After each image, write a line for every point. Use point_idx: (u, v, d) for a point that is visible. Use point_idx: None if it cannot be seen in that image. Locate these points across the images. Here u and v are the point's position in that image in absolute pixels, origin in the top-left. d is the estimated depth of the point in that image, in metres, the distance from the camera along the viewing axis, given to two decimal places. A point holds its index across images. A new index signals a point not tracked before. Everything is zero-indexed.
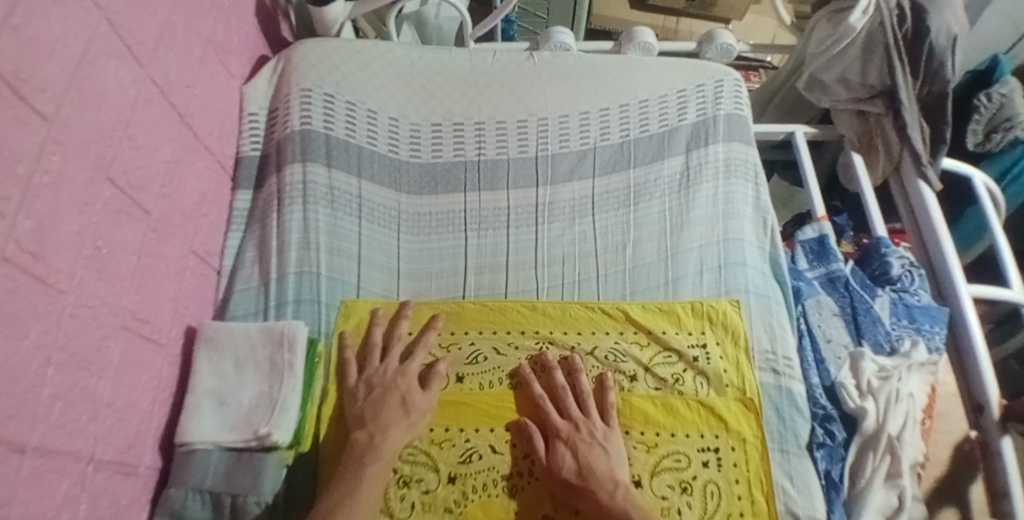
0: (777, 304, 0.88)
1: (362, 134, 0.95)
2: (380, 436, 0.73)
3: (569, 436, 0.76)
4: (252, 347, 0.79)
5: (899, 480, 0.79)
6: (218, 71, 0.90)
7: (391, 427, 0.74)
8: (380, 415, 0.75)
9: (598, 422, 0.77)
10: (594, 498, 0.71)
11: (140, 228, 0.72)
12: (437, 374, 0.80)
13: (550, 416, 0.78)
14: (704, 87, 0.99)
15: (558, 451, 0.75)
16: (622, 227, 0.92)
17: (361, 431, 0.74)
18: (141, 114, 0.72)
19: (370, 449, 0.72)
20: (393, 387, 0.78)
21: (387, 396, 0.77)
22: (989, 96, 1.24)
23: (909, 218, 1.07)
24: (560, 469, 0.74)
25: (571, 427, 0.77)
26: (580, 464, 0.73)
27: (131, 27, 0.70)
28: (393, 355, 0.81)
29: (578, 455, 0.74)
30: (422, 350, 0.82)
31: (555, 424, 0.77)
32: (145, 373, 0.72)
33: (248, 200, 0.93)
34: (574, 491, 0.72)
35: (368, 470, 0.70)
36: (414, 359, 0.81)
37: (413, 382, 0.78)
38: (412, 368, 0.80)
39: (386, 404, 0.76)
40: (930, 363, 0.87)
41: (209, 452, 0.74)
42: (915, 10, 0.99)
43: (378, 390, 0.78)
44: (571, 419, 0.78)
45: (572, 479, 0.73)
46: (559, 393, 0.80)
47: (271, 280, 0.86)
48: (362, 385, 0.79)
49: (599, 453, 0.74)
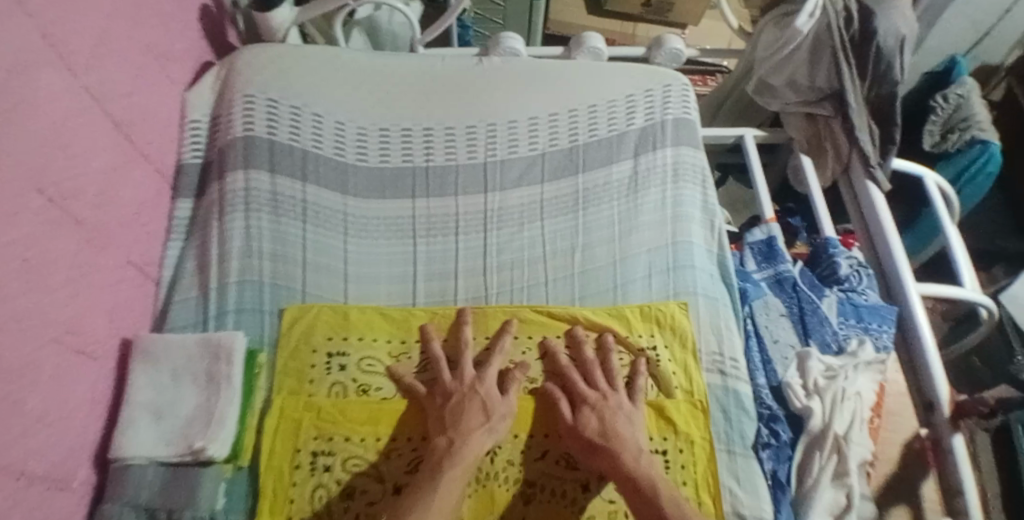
0: (724, 305, 0.89)
1: (307, 137, 0.94)
2: (460, 441, 0.73)
3: (596, 403, 0.77)
4: (189, 359, 0.78)
5: (847, 479, 0.79)
6: (159, 78, 0.89)
7: (470, 434, 0.74)
8: (461, 420, 0.75)
9: (622, 396, 0.78)
10: (616, 459, 0.72)
11: (74, 239, 0.70)
12: (514, 378, 0.80)
13: (576, 386, 0.79)
14: (653, 91, 1.00)
15: (585, 415, 0.76)
16: (571, 231, 0.92)
17: (442, 437, 0.74)
18: (77, 122, 0.71)
19: (449, 455, 0.72)
20: (471, 393, 0.77)
21: (466, 402, 0.77)
22: (946, 96, 1.25)
23: (859, 221, 1.08)
24: (584, 429, 0.75)
25: (598, 396, 0.78)
26: (605, 426, 0.74)
27: (66, 36, 0.69)
28: (468, 363, 0.81)
29: (603, 419, 0.75)
30: (498, 355, 0.81)
31: (582, 392, 0.78)
32: (78, 387, 0.70)
33: (188, 208, 0.92)
34: (595, 452, 0.73)
35: (444, 476, 0.69)
36: (490, 365, 0.80)
37: (492, 389, 0.78)
38: (489, 375, 0.79)
39: (467, 409, 0.76)
40: (878, 362, 0.87)
41: (143, 467, 0.72)
42: (863, 12, 0.99)
43: (455, 397, 0.77)
44: (598, 390, 0.79)
45: (596, 439, 0.74)
46: (590, 367, 0.81)
47: (210, 290, 0.85)
48: (445, 396, 0.78)
49: (624, 421, 0.75)
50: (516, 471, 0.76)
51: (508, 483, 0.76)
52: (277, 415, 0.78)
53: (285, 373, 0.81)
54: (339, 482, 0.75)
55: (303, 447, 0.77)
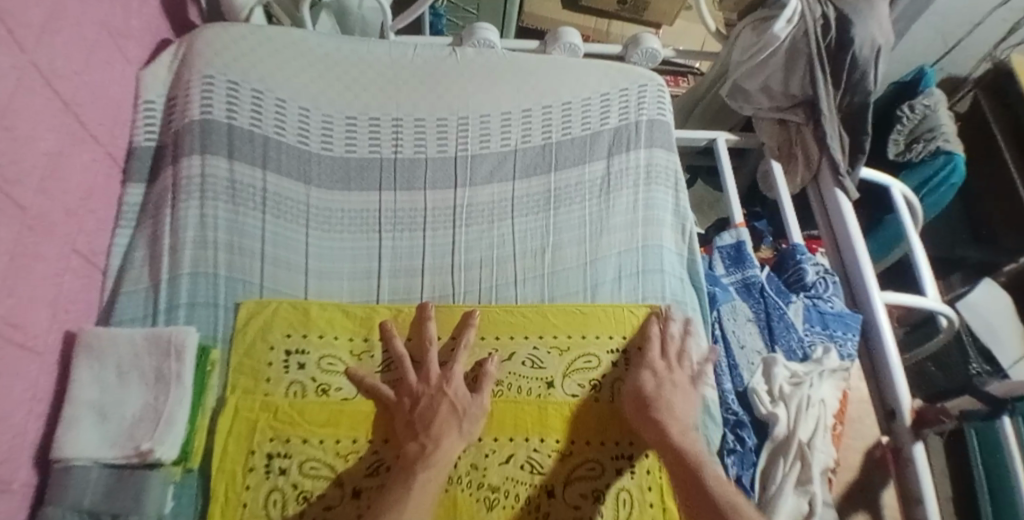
0: (693, 309, 0.89)
1: (269, 123, 0.90)
2: (432, 445, 0.71)
3: (660, 373, 0.79)
4: (137, 357, 0.73)
5: (810, 486, 0.79)
6: (113, 56, 0.84)
7: (443, 437, 0.72)
8: (431, 425, 0.73)
9: (683, 370, 0.80)
10: (664, 431, 0.73)
11: (15, 226, 0.65)
12: (487, 375, 0.78)
13: (649, 350, 0.81)
14: (628, 91, 0.99)
15: (646, 379, 0.78)
16: (542, 230, 0.91)
17: (413, 443, 0.72)
18: (21, 100, 0.65)
19: (422, 457, 0.70)
20: (440, 395, 0.75)
21: (436, 405, 0.75)
22: (912, 107, 1.27)
23: (826, 227, 1.09)
24: (642, 390, 0.77)
25: (666, 366, 0.80)
26: (660, 395, 0.76)
27: (14, 8, 0.64)
28: (434, 361, 0.79)
29: (662, 389, 0.77)
30: (463, 351, 0.79)
31: (651, 359, 0.80)
32: (19, 384, 0.66)
33: (140, 194, 0.87)
34: (647, 418, 0.75)
35: (419, 478, 0.68)
36: (458, 363, 0.78)
37: (460, 389, 0.76)
38: (456, 374, 0.77)
39: (438, 411, 0.74)
40: (842, 369, 0.88)
41: (87, 470, 0.68)
42: (839, 20, 0.99)
43: (424, 400, 0.75)
44: (667, 361, 0.80)
45: (649, 402, 0.76)
46: (652, 337, 0.82)
47: (162, 281, 0.81)
48: (409, 400, 0.76)
49: (680, 396, 0.77)
50: (480, 476, 0.75)
51: (472, 487, 0.74)
52: (231, 415, 0.75)
53: (240, 371, 0.78)
54: (295, 486, 0.72)
55: (259, 448, 0.74)
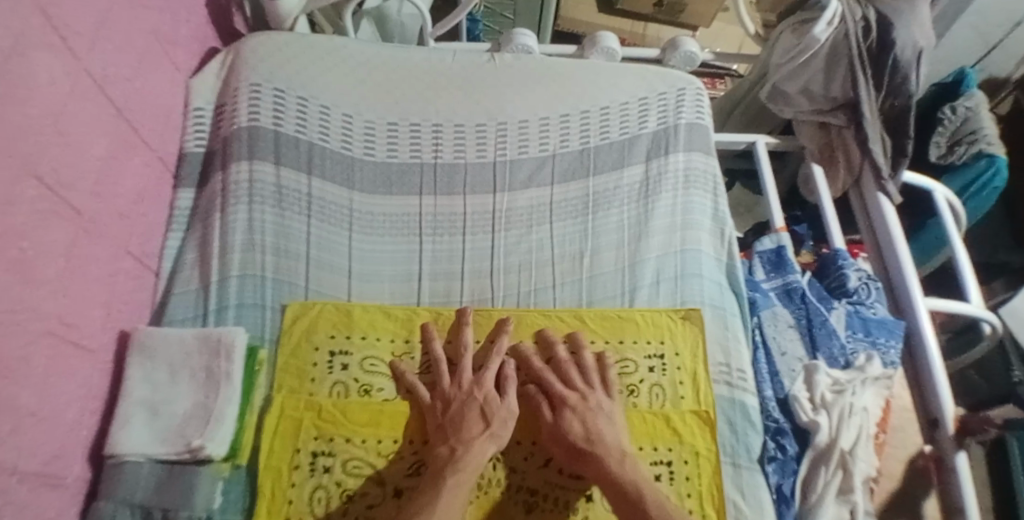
0: (732, 315, 0.88)
1: (314, 130, 0.92)
2: (462, 448, 0.72)
3: (577, 406, 0.76)
4: (187, 355, 0.76)
5: (851, 496, 0.78)
6: (162, 64, 0.86)
7: (472, 441, 0.72)
8: (461, 429, 0.74)
9: (600, 394, 0.78)
10: (601, 466, 0.71)
11: (70, 227, 0.67)
12: (514, 380, 0.79)
13: (552, 385, 0.79)
14: (666, 95, 0.99)
15: (566, 417, 0.76)
16: (580, 235, 0.91)
17: (444, 446, 0.72)
18: (75, 108, 0.68)
19: (452, 462, 0.70)
20: (471, 399, 0.76)
21: (467, 408, 0.75)
22: (953, 109, 1.24)
23: (869, 232, 1.07)
24: (567, 432, 0.74)
25: (578, 398, 0.77)
26: (588, 431, 0.74)
27: (66, 18, 0.66)
28: (467, 366, 0.80)
29: (586, 423, 0.74)
30: (496, 357, 0.80)
31: (559, 392, 0.78)
32: (73, 381, 0.68)
33: (191, 198, 0.90)
34: (579, 456, 0.73)
35: (449, 481, 0.68)
36: (490, 368, 0.79)
37: (491, 393, 0.77)
38: (488, 378, 0.78)
39: (468, 415, 0.75)
40: (885, 377, 0.86)
41: (139, 465, 0.70)
42: (881, 22, 0.98)
43: (456, 404, 0.76)
44: (576, 389, 0.78)
45: (579, 443, 0.73)
46: (565, 366, 0.80)
47: (211, 283, 0.83)
48: (441, 404, 0.77)
49: (606, 424, 0.75)
50: (519, 478, 0.76)
51: (511, 490, 0.75)
52: (277, 413, 0.77)
53: (286, 371, 0.80)
54: (339, 484, 0.74)
55: (304, 447, 0.75)
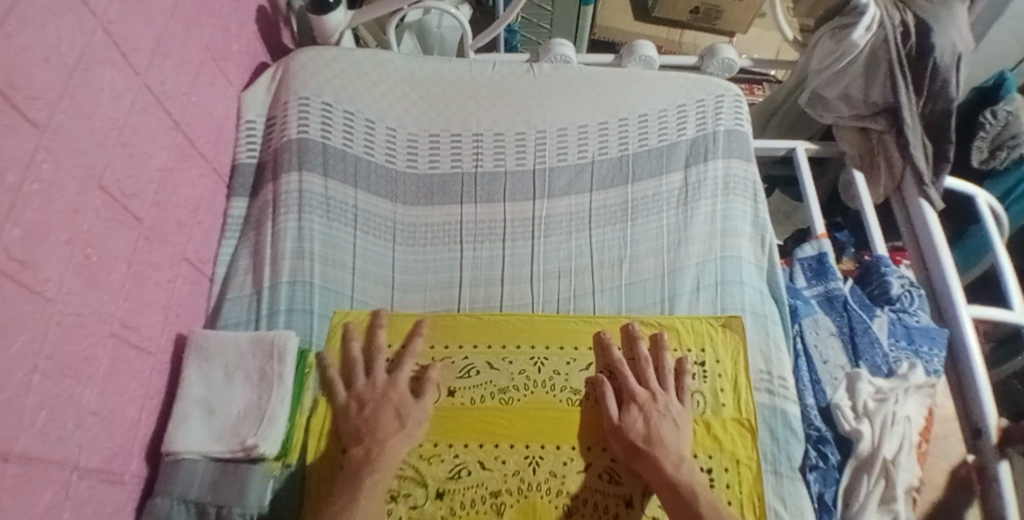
0: (773, 323, 0.88)
1: (359, 143, 0.95)
2: (376, 448, 0.73)
3: (644, 404, 0.77)
4: (242, 357, 0.79)
5: (893, 505, 0.78)
6: (216, 78, 0.90)
7: (387, 440, 0.74)
8: (376, 429, 0.75)
9: (671, 398, 0.78)
10: (657, 466, 0.72)
11: (132, 236, 0.70)
12: (429, 381, 0.80)
13: (629, 382, 0.79)
14: (705, 102, 0.99)
15: (631, 414, 0.77)
16: (619, 242, 0.92)
17: (359, 447, 0.74)
18: (136, 121, 0.71)
19: (369, 461, 0.72)
20: (385, 400, 0.77)
21: (380, 409, 0.77)
22: (994, 113, 1.18)
23: (911, 239, 1.06)
24: (629, 430, 0.75)
25: (647, 396, 0.78)
26: (650, 431, 0.74)
27: (127, 35, 0.69)
28: (380, 369, 0.81)
29: (649, 421, 0.75)
30: (408, 359, 0.81)
31: (633, 390, 0.78)
32: (133, 382, 0.71)
33: (243, 207, 0.93)
34: (638, 455, 0.74)
35: (365, 483, 0.70)
36: (402, 369, 0.80)
37: (404, 393, 0.78)
38: (402, 379, 0.79)
39: (382, 417, 0.76)
40: (928, 385, 0.85)
41: (195, 462, 0.73)
42: (919, 25, 0.97)
43: (370, 405, 0.77)
44: (648, 389, 0.79)
45: (639, 442, 0.74)
46: (643, 363, 0.81)
47: (264, 289, 0.86)
48: (351, 406, 0.78)
49: (669, 427, 0.75)
50: (559, 483, 0.76)
51: (551, 495, 0.75)
52: (325, 413, 0.79)
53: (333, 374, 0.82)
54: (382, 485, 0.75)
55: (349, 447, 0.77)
